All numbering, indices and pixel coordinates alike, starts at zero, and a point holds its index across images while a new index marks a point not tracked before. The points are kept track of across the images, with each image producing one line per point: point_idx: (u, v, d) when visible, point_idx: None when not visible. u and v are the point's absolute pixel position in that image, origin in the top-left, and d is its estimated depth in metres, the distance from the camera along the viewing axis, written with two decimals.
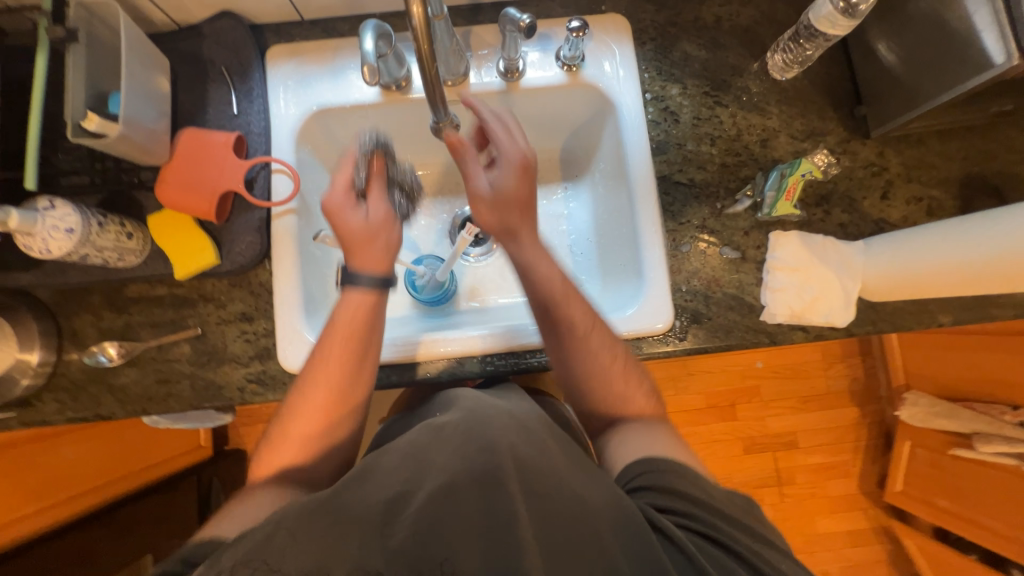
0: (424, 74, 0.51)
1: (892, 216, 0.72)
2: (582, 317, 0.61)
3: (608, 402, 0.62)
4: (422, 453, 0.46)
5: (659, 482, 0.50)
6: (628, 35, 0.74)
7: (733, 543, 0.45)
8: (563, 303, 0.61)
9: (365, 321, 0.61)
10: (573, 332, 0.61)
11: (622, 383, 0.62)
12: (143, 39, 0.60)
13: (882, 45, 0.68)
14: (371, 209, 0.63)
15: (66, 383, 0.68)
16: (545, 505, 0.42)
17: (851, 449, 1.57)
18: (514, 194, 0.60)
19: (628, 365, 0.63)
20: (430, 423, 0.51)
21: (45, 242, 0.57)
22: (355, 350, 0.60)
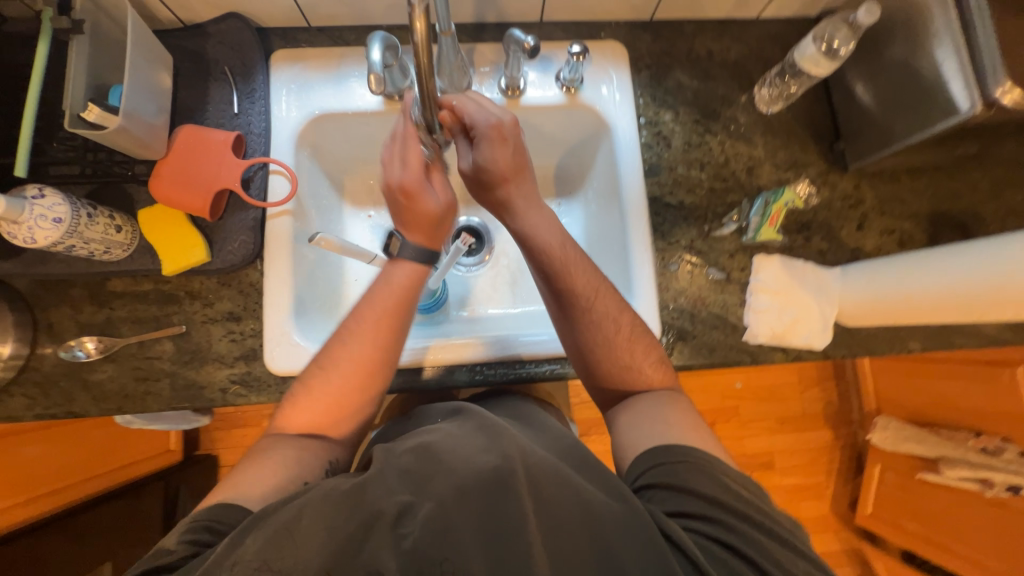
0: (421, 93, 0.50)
1: (866, 245, 0.76)
2: (585, 285, 0.63)
3: (615, 370, 0.63)
4: (440, 453, 0.49)
5: (670, 480, 0.51)
6: (625, 61, 0.77)
7: (741, 543, 0.46)
8: (564, 271, 0.63)
9: (405, 299, 0.62)
10: (577, 301, 0.63)
11: (628, 353, 0.63)
12: (148, 35, 0.61)
13: (860, 86, 0.72)
14: (441, 191, 0.64)
15: (38, 378, 0.65)
16: (549, 507, 0.46)
17: (825, 471, 1.60)
18: (512, 167, 0.61)
19: (635, 333, 0.63)
20: (442, 428, 0.54)
21: (31, 231, 0.55)
22: (390, 323, 0.61)
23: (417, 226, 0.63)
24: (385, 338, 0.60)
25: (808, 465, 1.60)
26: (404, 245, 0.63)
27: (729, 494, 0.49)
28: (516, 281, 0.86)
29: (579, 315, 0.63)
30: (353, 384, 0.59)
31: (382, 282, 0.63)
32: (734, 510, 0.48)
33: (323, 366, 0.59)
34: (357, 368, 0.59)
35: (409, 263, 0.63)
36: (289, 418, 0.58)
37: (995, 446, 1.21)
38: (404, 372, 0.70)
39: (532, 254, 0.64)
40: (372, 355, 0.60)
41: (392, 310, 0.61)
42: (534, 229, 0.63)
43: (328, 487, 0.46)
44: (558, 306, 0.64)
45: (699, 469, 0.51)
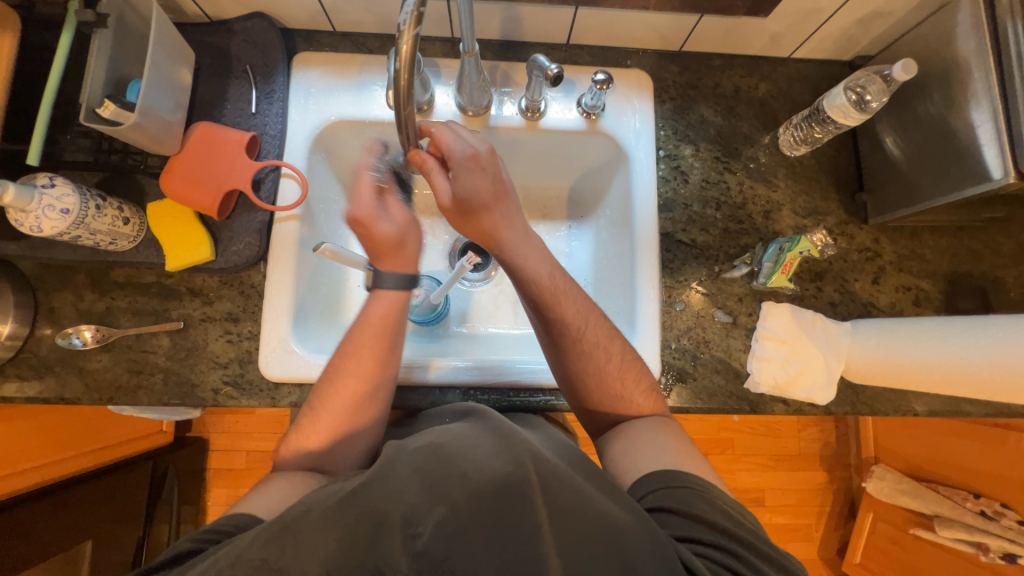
0: (397, 112, 0.48)
1: (880, 301, 0.74)
2: (575, 315, 0.62)
3: (606, 399, 0.62)
4: (448, 454, 0.48)
5: (677, 505, 0.48)
6: (649, 91, 0.76)
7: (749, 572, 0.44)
8: (554, 304, 0.61)
9: (393, 326, 0.63)
10: (567, 333, 0.62)
11: (618, 381, 0.62)
12: (173, 32, 0.61)
13: (889, 138, 0.71)
14: (393, 211, 0.63)
15: (33, 361, 0.65)
16: (564, 516, 0.44)
17: (815, 514, 1.58)
18: (498, 192, 0.60)
19: (625, 362, 0.62)
20: (451, 429, 0.53)
21: (38, 221, 0.55)
22: (377, 358, 0.62)
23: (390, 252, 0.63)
24: (370, 372, 0.61)
25: (799, 506, 1.57)
26: (380, 274, 0.64)
27: (735, 523, 0.48)
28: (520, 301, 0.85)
29: (570, 346, 0.62)
30: (345, 418, 0.60)
31: (360, 317, 0.63)
32: (739, 537, 0.46)
33: (313, 407, 0.61)
34: (346, 405, 0.60)
35: (389, 291, 0.64)
36: (289, 452, 0.60)
37: (994, 511, 1.17)
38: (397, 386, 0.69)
39: (522, 282, 0.63)
40: (360, 391, 0.61)
41: (377, 342, 0.62)
42: (523, 259, 0.62)
43: (334, 492, 0.45)
44: (550, 339, 0.63)
45: (703, 497, 0.49)
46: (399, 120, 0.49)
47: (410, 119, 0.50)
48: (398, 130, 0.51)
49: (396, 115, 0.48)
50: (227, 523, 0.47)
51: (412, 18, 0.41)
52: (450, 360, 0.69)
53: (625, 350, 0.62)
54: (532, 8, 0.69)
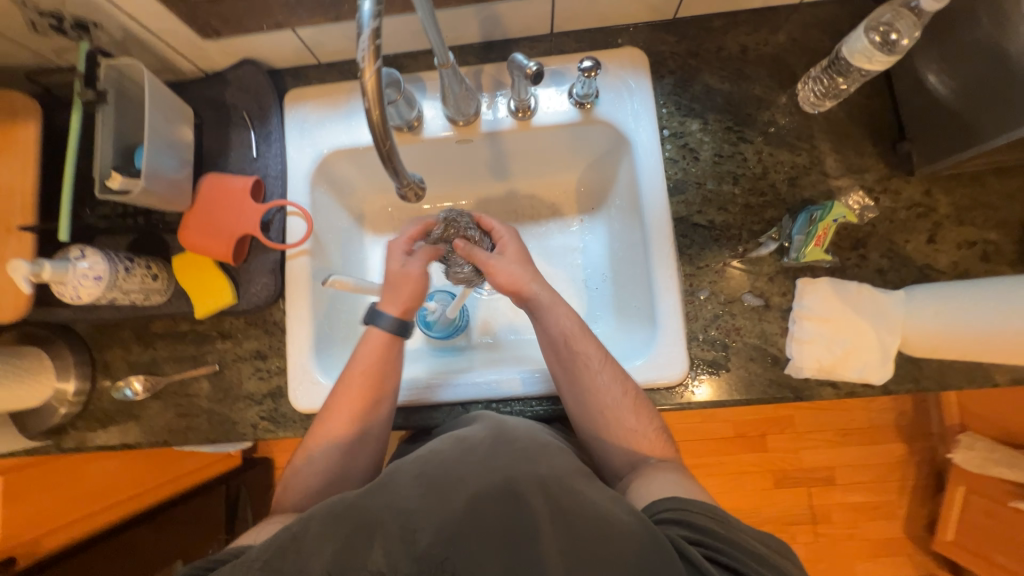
0: (379, 146, 0.46)
1: (939, 261, 0.65)
2: (596, 351, 0.60)
3: (621, 437, 0.58)
4: (446, 461, 0.47)
5: (693, 516, 0.45)
6: (644, 68, 0.70)
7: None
8: (577, 339, 0.60)
9: (386, 365, 0.62)
10: (588, 365, 0.60)
11: (632, 415, 0.59)
12: (168, 94, 0.64)
13: (932, 75, 0.62)
14: (410, 263, 0.64)
15: (98, 413, 0.72)
16: (565, 515, 0.42)
17: (897, 489, 1.45)
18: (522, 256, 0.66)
19: (637, 399, 0.59)
20: (452, 435, 0.52)
21: (76, 290, 0.60)
22: (370, 394, 0.61)
23: (391, 292, 0.64)
24: (364, 408, 0.61)
25: (876, 483, 1.45)
26: (378, 313, 0.63)
27: (751, 541, 0.44)
28: None
29: (589, 380, 0.59)
30: (341, 456, 0.60)
31: (354, 354, 0.63)
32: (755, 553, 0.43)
33: (306, 445, 0.61)
34: (341, 443, 0.60)
35: (382, 330, 0.63)
36: (285, 489, 0.60)
37: None
38: (419, 406, 0.69)
39: (543, 326, 0.62)
40: (357, 428, 0.60)
41: (366, 378, 0.61)
42: (548, 309, 0.62)
43: (332, 501, 0.45)
44: (566, 378, 0.61)
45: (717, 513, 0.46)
46: (381, 156, 0.48)
47: (394, 152, 0.48)
48: (381, 164, 0.49)
49: (379, 150, 0.47)
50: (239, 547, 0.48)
51: (370, 52, 0.40)
52: (470, 376, 0.69)
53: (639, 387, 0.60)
54: (508, 5, 0.66)
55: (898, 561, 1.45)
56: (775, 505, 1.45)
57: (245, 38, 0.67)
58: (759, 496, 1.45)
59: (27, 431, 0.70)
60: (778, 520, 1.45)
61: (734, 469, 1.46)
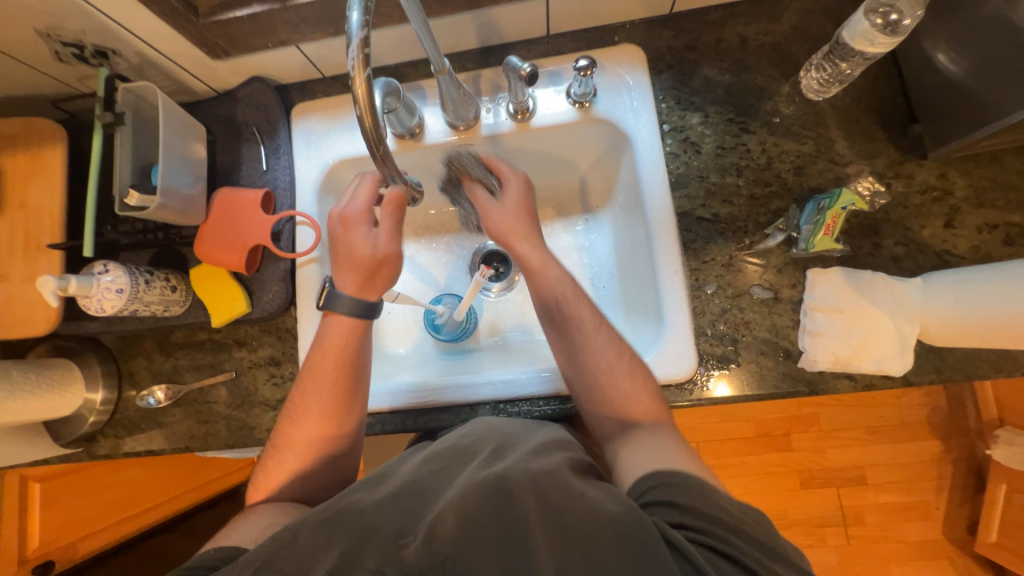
0: (373, 152, 0.48)
1: (958, 247, 0.63)
2: (589, 315, 0.61)
3: (617, 400, 0.58)
4: (447, 470, 0.49)
5: (679, 497, 0.44)
6: (642, 64, 0.70)
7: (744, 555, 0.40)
8: (572, 302, 0.62)
9: (350, 351, 0.60)
10: (581, 330, 0.61)
11: (627, 379, 0.58)
12: (181, 114, 0.67)
13: (941, 55, 0.59)
14: (379, 237, 0.61)
15: (124, 421, 0.75)
16: (554, 510, 0.43)
17: (933, 488, 1.38)
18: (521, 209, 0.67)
19: (631, 362, 0.59)
20: (452, 443, 0.54)
21: (100, 302, 0.63)
22: (337, 390, 0.59)
23: (345, 271, 0.61)
24: (333, 405, 0.59)
25: (910, 482, 1.39)
26: (335, 296, 0.61)
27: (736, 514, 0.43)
28: None
29: (582, 343, 0.60)
30: (313, 458, 0.58)
31: (317, 346, 0.61)
32: (744, 530, 0.42)
33: (277, 447, 0.59)
34: (311, 445, 0.59)
35: (342, 316, 0.61)
36: (256, 495, 0.57)
37: None
38: (428, 408, 0.70)
39: (537, 287, 0.65)
40: (333, 416, 0.59)
41: (332, 373, 0.60)
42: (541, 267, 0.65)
43: (323, 505, 0.46)
44: (561, 345, 0.62)
45: (704, 488, 0.45)
46: (375, 160, 0.49)
47: (388, 156, 0.50)
48: (376, 168, 0.51)
49: (374, 156, 0.49)
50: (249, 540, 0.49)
51: (360, 61, 0.42)
52: (478, 378, 0.69)
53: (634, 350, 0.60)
54: (503, 10, 0.67)
55: (938, 565, 1.38)
56: (805, 506, 1.40)
57: (252, 57, 0.70)
58: (786, 497, 1.40)
59: (60, 440, 0.73)
60: (810, 521, 1.40)
61: (758, 470, 1.42)
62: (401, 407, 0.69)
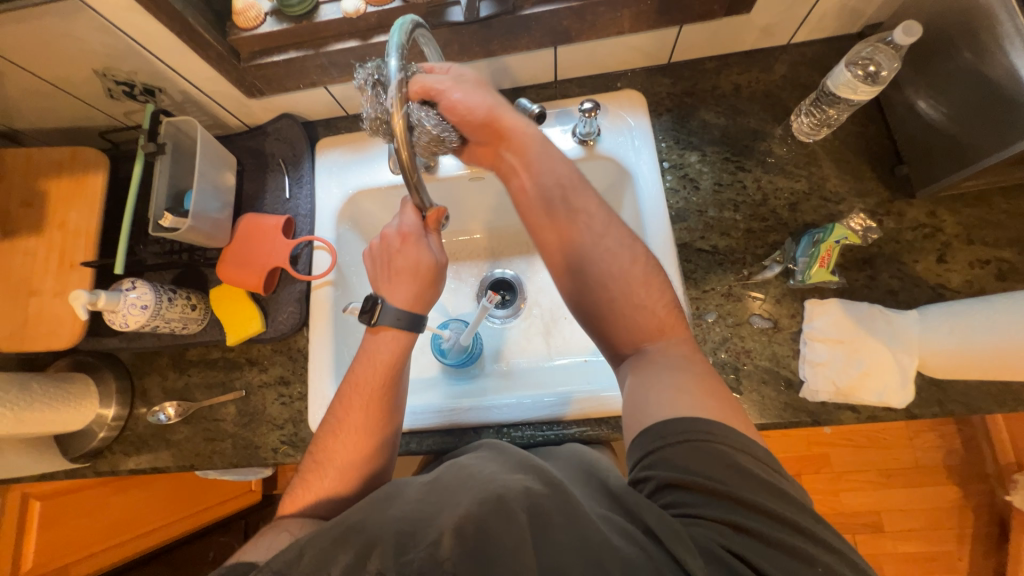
0: (406, 179, 0.52)
1: (952, 281, 0.65)
2: (596, 214, 0.60)
3: (637, 311, 0.56)
4: (450, 485, 0.48)
5: (672, 476, 0.44)
6: (643, 107, 0.75)
7: (753, 548, 0.40)
8: (577, 197, 0.60)
9: (388, 375, 0.60)
10: (592, 228, 0.59)
11: (643, 291, 0.56)
12: (215, 145, 0.72)
13: (922, 101, 0.64)
14: (434, 248, 0.62)
15: (133, 437, 0.76)
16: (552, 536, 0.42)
17: (953, 538, 1.32)
18: (491, 113, 0.61)
19: (650, 269, 0.57)
20: (457, 461, 0.53)
21: (125, 318, 0.66)
22: (375, 406, 0.60)
23: (400, 285, 0.62)
24: (375, 423, 0.59)
25: (929, 530, 1.33)
26: (384, 310, 0.61)
27: (752, 485, 0.43)
28: (550, 331, 0.85)
29: (590, 244, 0.58)
30: (348, 474, 0.57)
31: (366, 359, 0.61)
32: (744, 501, 0.42)
33: (317, 459, 0.58)
34: (350, 461, 0.58)
35: (391, 330, 0.61)
36: (293, 505, 0.57)
37: None
38: (433, 431, 0.71)
39: (536, 173, 0.61)
40: (361, 437, 0.59)
41: (379, 389, 0.60)
42: (536, 175, 0.61)
43: (334, 521, 0.46)
44: (561, 259, 0.60)
45: (696, 451, 0.44)
46: (409, 187, 0.53)
47: (421, 183, 0.53)
48: (403, 182, 0.52)
49: (407, 182, 0.52)
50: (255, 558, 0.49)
51: (397, 101, 0.46)
52: (482, 401, 0.70)
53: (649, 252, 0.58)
54: (515, 57, 0.73)
55: None
56: None
57: (284, 95, 0.76)
58: None
59: (69, 454, 0.74)
60: None
61: None
62: (406, 429, 0.70)
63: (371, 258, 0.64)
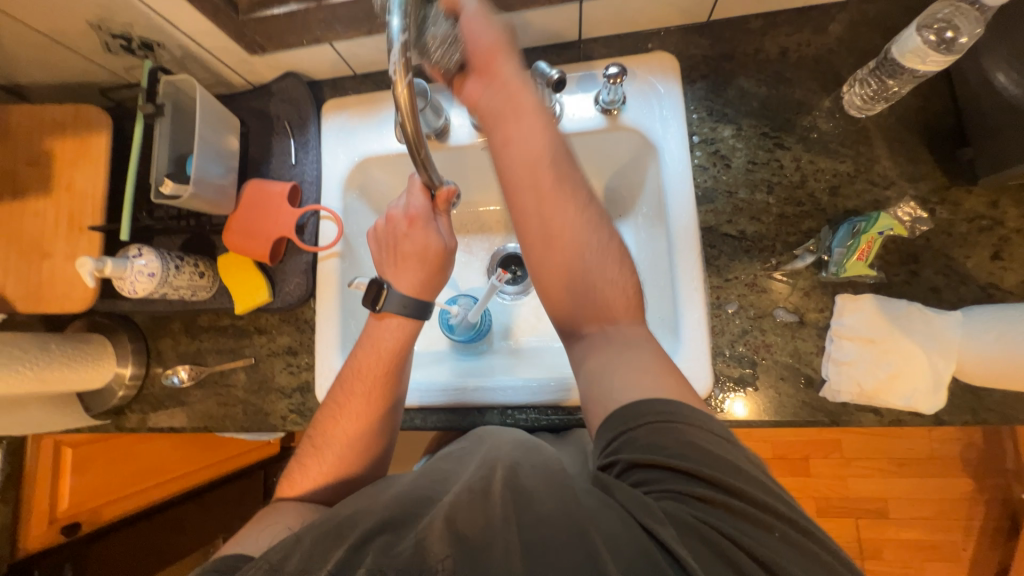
0: (413, 152, 0.47)
1: (1005, 280, 0.59)
2: (575, 189, 0.57)
3: (598, 286, 0.55)
4: (440, 473, 0.50)
5: (639, 456, 0.43)
6: (675, 72, 0.68)
7: (724, 522, 0.39)
8: (556, 168, 0.56)
9: (392, 361, 0.60)
10: (568, 203, 0.56)
11: (615, 271, 0.55)
12: (217, 106, 0.69)
13: (1001, 74, 0.56)
14: (444, 230, 0.60)
15: (150, 398, 0.78)
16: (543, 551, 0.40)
17: (960, 529, 1.31)
18: (495, 48, 0.57)
19: (620, 249, 0.57)
20: (446, 450, 0.55)
21: (133, 285, 0.66)
22: (382, 392, 0.59)
23: (407, 270, 0.60)
24: (377, 408, 0.59)
25: (935, 520, 1.32)
26: (390, 295, 0.60)
27: (722, 461, 0.42)
28: None
29: (562, 218, 0.56)
30: (351, 461, 0.58)
31: (370, 345, 0.61)
32: (713, 478, 0.41)
33: (319, 446, 0.59)
34: (351, 446, 0.58)
35: (397, 317, 0.60)
36: (293, 489, 0.58)
37: None
38: (437, 408, 0.70)
39: (518, 134, 0.57)
40: (364, 422, 0.59)
41: (381, 375, 0.60)
42: (519, 131, 0.57)
43: (327, 515, 0.47)
44: (535, 230, 0.56)
45: (663, 433, 0.43)
46: (415, 164, 0.49)
47: (428, 159, 0.49)
48: (410, 157, 0.48)
49: (413, 157, 0.48)
50: (257, 535, 0.50)
51: (401, 66, 0.42)
52: (488, 382, 0.69)
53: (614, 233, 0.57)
54: (535, 13, 0.66)
55: None
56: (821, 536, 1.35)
57: (287, 52, 0.72)
58: None
59: (91, 411, 0.77)
60: None
61: None
62: (412, 405, 0.70)
63: (377, 240, 0.62)
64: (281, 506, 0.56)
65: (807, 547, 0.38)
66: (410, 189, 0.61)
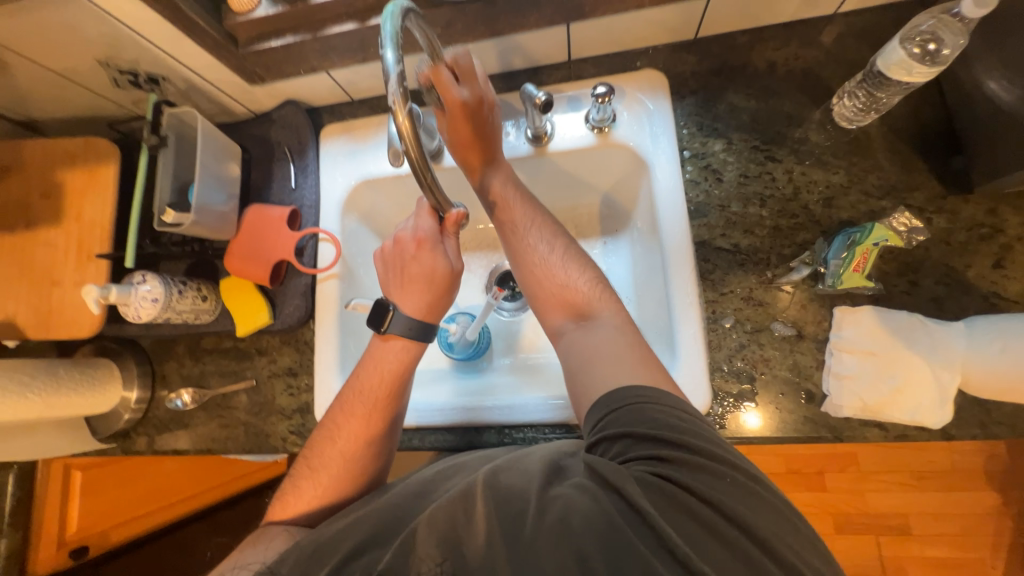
0: (418, 177, 0.48)
1: (1009, 289, 0.58)
2: (520, 214, 0.63)
3: (554, 287, 0.59)
4: (432, 493, 0.50)
5: (620, 432, 0.45)
6: (663, 90, 0.69)
7: (701, 486, 0.40)
8: (502, 204, 0.64)
9: (394, 383, 0.60)
10: (513, 228, 0.63)
11: (562, 269, 0.59)
12: (218, 135, 0.71)
13: (992, 82, 0.55)
14: (451, 253, 0.60)
15: (155, 420, 0.79)
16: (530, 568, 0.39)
17: (986, 545, 1.26)
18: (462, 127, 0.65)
19: (568, 251, 0.60)
20: (441, 464, 0.55)
21: (137, 310, 0.68)
22: (382, 413, 0.60)
23: (413, 292, 0.60)
24: (376, 429, 0.59)
25: (960, 536, 1.26)
26: (393, 317, 0.60)
27: (693, 427, 0.44)
28: None
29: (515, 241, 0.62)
30: (345, 484, 0.58)
31: (374, 365, 0.61)
32: (688, 445, 0.42)
33: (314, 466, 0.59)
34: (347, 468, 0.58)
35: (401, 339, 0.61)
36: (285, 511, 0.58)
37: None
38: (435, 428, 0.70)
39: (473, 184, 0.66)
40: (363, 442, 0.59)
41: (383, 397, 0.60)
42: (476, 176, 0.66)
43: (318, 539, 0.46)
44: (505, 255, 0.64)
45: (640, 411, 0.45)
46: (422, 187, 0.50)
47: (435, 182, 0.50)
48: (415, 182, 0.48)
49: (419, 180, 0.48)
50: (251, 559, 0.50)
51: (400, 96, 0.43)
52: (485, 400, 0.69)
53: (570, 238, 0.62)
54: (525, 37, 0.67)
55: None
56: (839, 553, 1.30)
57: (286, 82, 0.74)
58: None
59: (98, 434, 0.79)
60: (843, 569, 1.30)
61: None
62: (409, 425, 0.70)
63: (383, 262, 0.63)
64: (274, 528, 0.56)
65: (785, 538, 0.39)
66: (419, 211, 0.61)
